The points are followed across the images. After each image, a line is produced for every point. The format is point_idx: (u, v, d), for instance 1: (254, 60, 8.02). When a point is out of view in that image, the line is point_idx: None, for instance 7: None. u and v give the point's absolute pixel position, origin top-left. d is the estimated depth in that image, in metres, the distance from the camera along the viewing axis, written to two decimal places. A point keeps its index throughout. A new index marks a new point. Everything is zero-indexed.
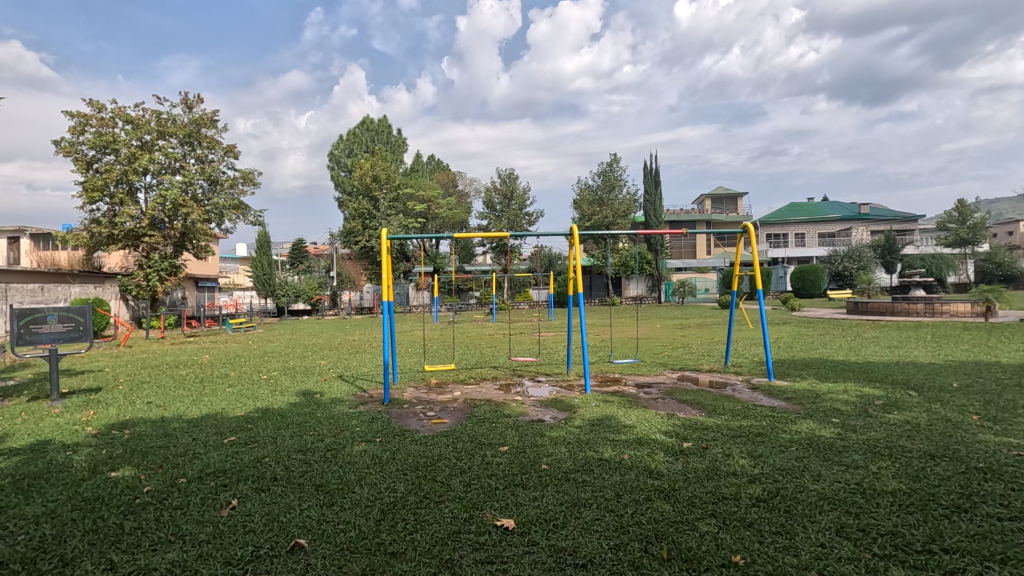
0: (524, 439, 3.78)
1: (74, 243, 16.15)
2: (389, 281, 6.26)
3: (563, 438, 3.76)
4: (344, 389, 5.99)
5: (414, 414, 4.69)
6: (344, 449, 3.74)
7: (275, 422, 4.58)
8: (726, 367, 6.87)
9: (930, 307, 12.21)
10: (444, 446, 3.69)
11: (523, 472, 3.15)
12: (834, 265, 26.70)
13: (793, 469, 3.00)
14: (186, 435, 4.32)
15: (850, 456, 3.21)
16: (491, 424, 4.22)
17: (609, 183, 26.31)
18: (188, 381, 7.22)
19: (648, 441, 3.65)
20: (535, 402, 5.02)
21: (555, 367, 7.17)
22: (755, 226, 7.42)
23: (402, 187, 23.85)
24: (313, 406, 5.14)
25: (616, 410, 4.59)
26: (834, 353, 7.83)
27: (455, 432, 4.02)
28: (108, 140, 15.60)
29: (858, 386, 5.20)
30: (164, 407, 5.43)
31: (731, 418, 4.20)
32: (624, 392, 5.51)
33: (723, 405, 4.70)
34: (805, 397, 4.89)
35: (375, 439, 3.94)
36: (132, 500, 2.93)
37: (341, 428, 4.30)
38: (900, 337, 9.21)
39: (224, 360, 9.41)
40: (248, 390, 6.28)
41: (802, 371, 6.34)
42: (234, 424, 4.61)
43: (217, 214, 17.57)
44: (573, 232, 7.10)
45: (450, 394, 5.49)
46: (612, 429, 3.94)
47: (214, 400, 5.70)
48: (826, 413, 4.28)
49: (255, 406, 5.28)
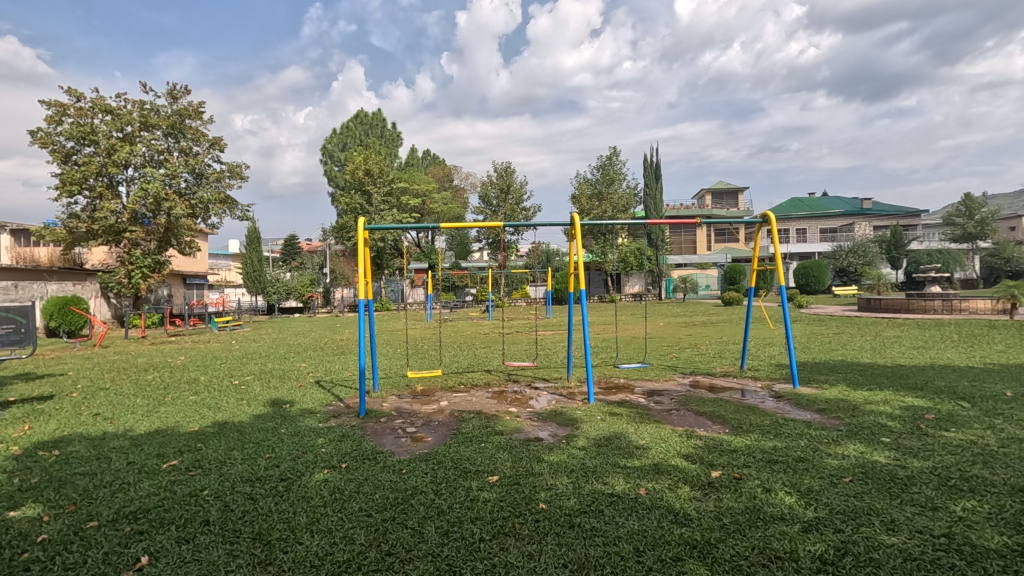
0: (518, 465, 3.15)
1: (51, 239, 15.47)
2: (367, 277, 5.60)
3: (565, 465, 3.12)
4: (317, 398, 5.32)
5: (391, 430, 4.06)
6: (302, 478, 3.11)
7: (231, 441, 3.94)
8: (743, 371, 6.26)
9: (947, 303, 11.71)
10: (421, 476, 3.05)
11: (516, 515, 2.52)
12: (838, 260, 26.03)
13: (856, 512, 2.38)
14: (121, 457, 3.66)
15: (921, 492, 2.59)
16: (480, 445, 3.56)
17: (609, 177, 25.60)
18: (151, 386, 6.57)
19: (668, 470, 3.01)
20: (531, 414, 4.38)
21: (555, 371, 6.49)
22: (766, 218, 6.54)
23: (396, 180, 23.18)
24: (279, 420, 4.50)
25: (625, 425, 3.94)
26: (858, 354, 7.23)
27: (437, 456, 3.37)
28: (86, 131, 14.94)
29: (901, 396, 4.56)
30: (112, 421, 4.77)
31: (763, 437, 3.55)
32: (632, 401, 4.88)
33: (749, 419, 4.06)
34: (843, 409, 4.24)
35: (340, 465, 3.31)
36: (13, 557, 2.29)
37: (304, 449, 3.66)
38: (923, 336, 8.54)
39: (199, 363, 8.77)
40: (214, 398, 5.64)
41: (829, 376, 5.70)
42: (184, 442, 3.96)
43: (203, 208, 16.81)
44: (573, 223, 6.41)
45: (437, 404, 4.87)
46: (622, 452, 3.31)
47: (169, 412, 5.03)
48: (872, 429, 3.65)
49: (214, 419, 4.62)
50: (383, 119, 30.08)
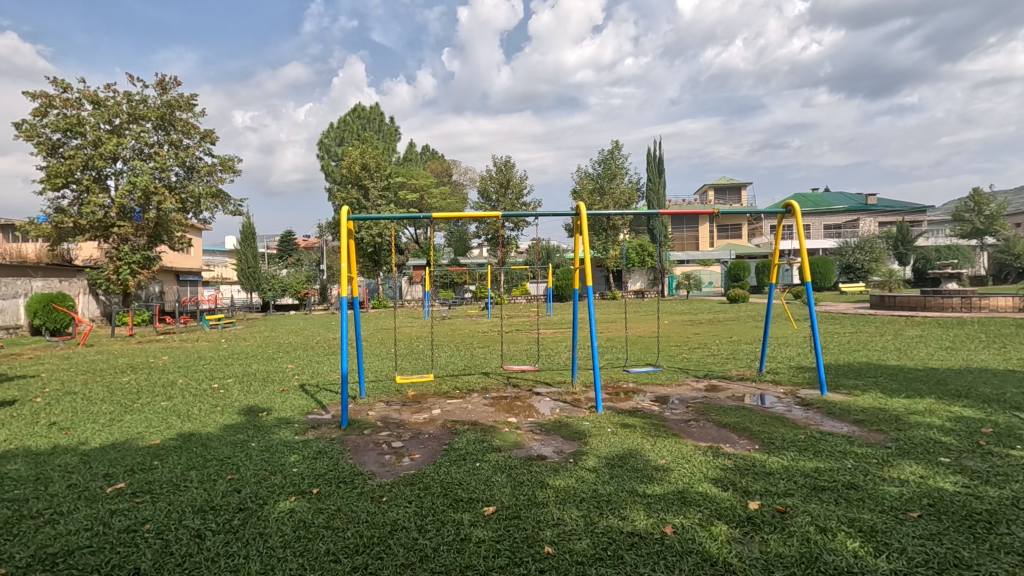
0: (519, 493, 2.67)
1: (37, 234, 15.01)
2: (350, 272, 5.09)
3: (574, 493, 2.64)
4: (298, 405, 4.84)
5: (373, 446, 3.58)
6: (263, 508, 2.63)
7: (190, 458, 3.45)
8: (762, 374, 5.78)
9: (966, 301, 11.20)
10: (404, 507, 2.57)
11: (516, 565, 2.04)
12: (844, 257, 25.34)
13: (944, 565, 1.91)
14: (61, 479, 3.18)
15: (1015, 534, 2.11)
16: (473, 466, 3.08)
17: (611, 171, 25.00)
18: (122, 390, 6.08)
19: (697, 500, 2.53)
20: (533, 426, 3.91)
21: (558, 375, 5.99)
22: (789, 208, 6.02)
23: (394, 175, 22.64)
24: (251, 432, 4.01)
25: (639, 440, 3.47)
26: (883, 355, 6.74)
27: (423, 480, 2.90)
28: (72, 122, 14.45)
29: (946, 405, 4.08)
30: (68, 432, 4.30)
31: (803, 457, 3.07)
32: (645, 411, 4.39)
33: (781, 433, 3.57)
34: (885, 420, 3.76)
35: (311, 491, 2.83)
36: None
37: (272, 469, 3.17)
38: (948, 336, 8.01)
39: (182, 363, 8.32)
40: (185, 405, 5.14)
41: (858, 380, 5.20)
42: (139, 459, 3.47)
43: (194, 202, 16.31)
44: (579, 214, 5.86)
45: (428, 413, 4.39)
46: (639, 475, 2.85)
47: (133, 421, 4.55)
48: (928, 447, 3.16)
49: (178, 431, 4.14)
50: (382, 113, 29.59)
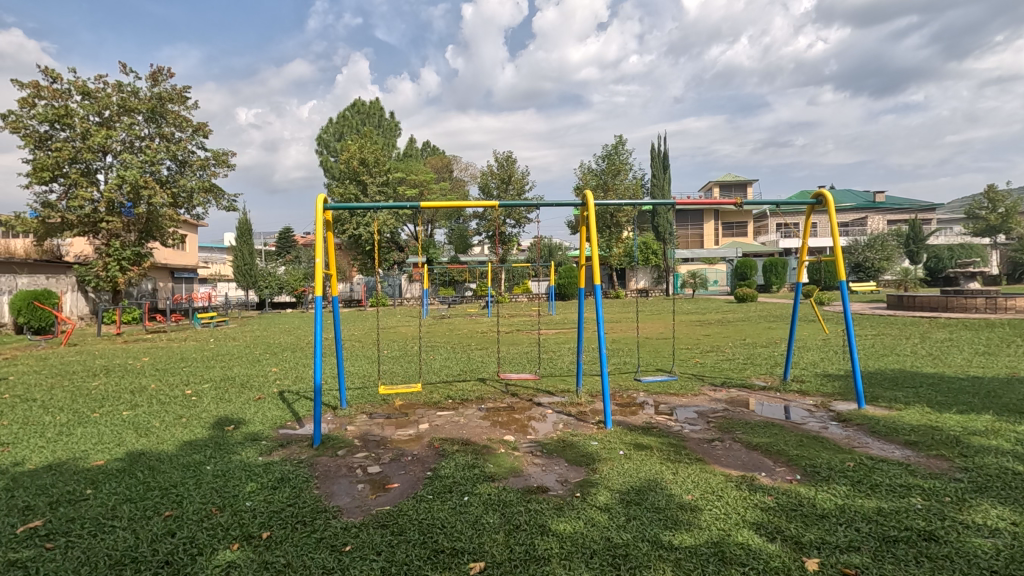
0: (514, 544, 2.13)
1: (23, 229, 14.55)
2: (331, 270, 4.58)
3: (584, 543, 2.11)
4: (271, 417, 4.33)
5: (346, 472, 3.05)
6: (196, 563, 2.11)
7: (128, 487, 2.91)
8: (786, 383, 5.23)
9: (990, 302, 10.60)
10: (369, 562, 2.04)
11: None
12: (854, 256, 24.54)
13: None
14: None
15: None
16: (460, 501, 2.56)
17: (614, 167, 24.25)
18: (87, 397, 5.57)
19: (739, 557, 1.99)
20: (533, 447, 3.38)
21: (561, 382, 5.47)
22: (819, 201, 5.43)
23: (393, 170, 22.12)
24: (209, 451, 3.49)
25: (659, 467, 2.93)
26: (916, 361, 6.19)
27: (397, 522, 2.37)
28: (60, 113, 13.95)
29: (1011, 424, 3.52)
30: (7, 449, 3.79)
31: (862, 494, 2.52)
32: (661, 427, 3.85)
33: (825, 459, 3.03)
34: (945, 444, 3.20)
35: (260, 535, 2.31)
36: None
37: (222, 504, 2.65)
38: (981, 340, 7.45)
39: (159, 365, 7.82)
40: (149, 415, 4.63)
41: (898, 392, 4.63)
42: (70, 487, 2.95)
43: (187, 197, 15.81)
44: (585, 203, 5.30)
45: (414, 429, 3.86)
46: (663, 519, 2.31)
47: (84, 436, 4.03)
48: (1008, 481, 2.62)
49: (128, 450, 3.62)
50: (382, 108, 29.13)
